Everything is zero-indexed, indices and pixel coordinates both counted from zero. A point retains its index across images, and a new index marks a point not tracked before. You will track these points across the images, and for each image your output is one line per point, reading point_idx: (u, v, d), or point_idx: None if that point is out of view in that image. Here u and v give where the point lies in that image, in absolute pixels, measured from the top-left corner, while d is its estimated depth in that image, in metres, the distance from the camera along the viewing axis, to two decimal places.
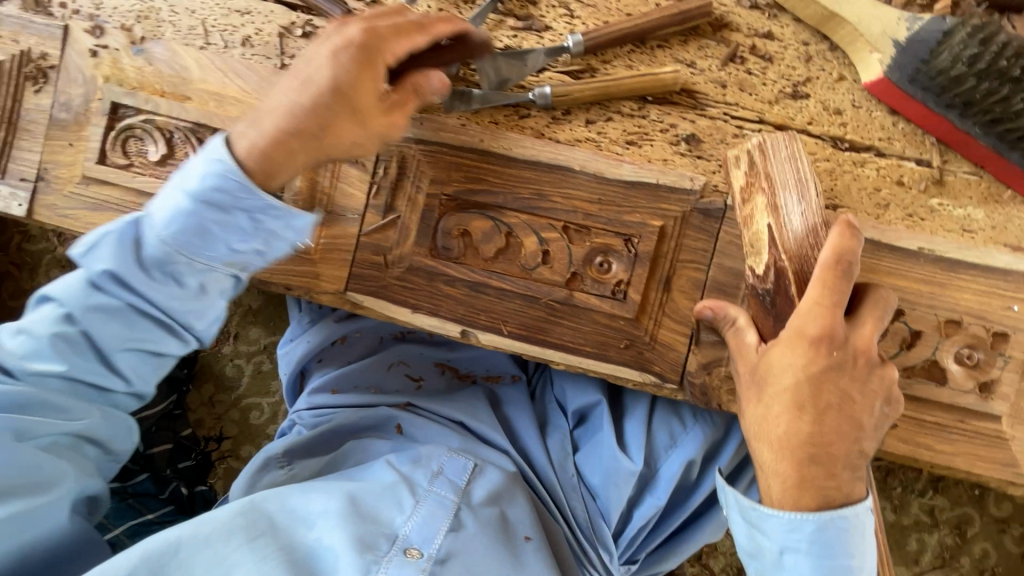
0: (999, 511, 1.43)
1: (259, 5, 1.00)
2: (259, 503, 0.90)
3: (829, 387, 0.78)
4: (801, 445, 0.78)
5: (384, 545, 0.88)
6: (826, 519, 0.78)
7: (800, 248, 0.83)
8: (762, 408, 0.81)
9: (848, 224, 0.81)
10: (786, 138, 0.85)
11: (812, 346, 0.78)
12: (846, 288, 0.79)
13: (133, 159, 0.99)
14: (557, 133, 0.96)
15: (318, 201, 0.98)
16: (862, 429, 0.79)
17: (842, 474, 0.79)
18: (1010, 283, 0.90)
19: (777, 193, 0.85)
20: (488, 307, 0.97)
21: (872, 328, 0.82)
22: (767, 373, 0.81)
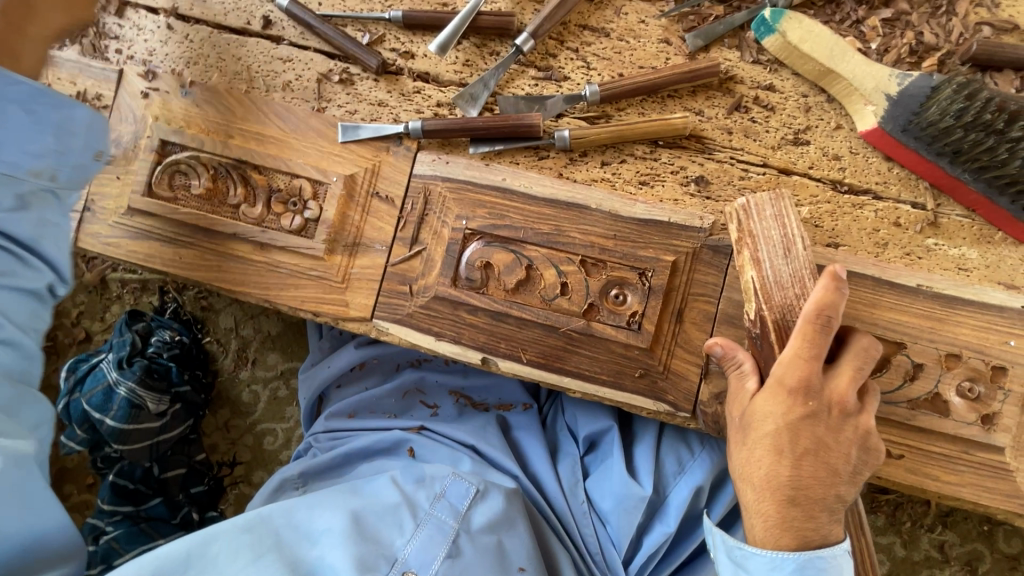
0: (1009, 547, 1.44)
1: (300, 53, 1.08)
2: (266, 521, 0.90)
3: (806, 433, 0.83)
4: (781, 488, 0.83)
5: (383, 567, 0.89)
6: (805, 559, 0.81)
7: (784, 300, 0.88)
8: (745, 451, 0.86)
9: (833, 277, 0.84)
10: (773, 197, 0.90)
11: (790, 395, 0.83)
12: (825, 342, 0.83)
13: (177, 192, 1.06)
14: (575, 173, 1.04)
15: (349, 234, 1.04)
16: (838, 474, 0.84)
17: (820, 516, 0.83)
18: (1006, 319, 0.95)
19: (760, 249, 0.90)
20: (509, 335, 1.01)
21: (849, 378, 0.85)
22: (751, 418, 0.86)
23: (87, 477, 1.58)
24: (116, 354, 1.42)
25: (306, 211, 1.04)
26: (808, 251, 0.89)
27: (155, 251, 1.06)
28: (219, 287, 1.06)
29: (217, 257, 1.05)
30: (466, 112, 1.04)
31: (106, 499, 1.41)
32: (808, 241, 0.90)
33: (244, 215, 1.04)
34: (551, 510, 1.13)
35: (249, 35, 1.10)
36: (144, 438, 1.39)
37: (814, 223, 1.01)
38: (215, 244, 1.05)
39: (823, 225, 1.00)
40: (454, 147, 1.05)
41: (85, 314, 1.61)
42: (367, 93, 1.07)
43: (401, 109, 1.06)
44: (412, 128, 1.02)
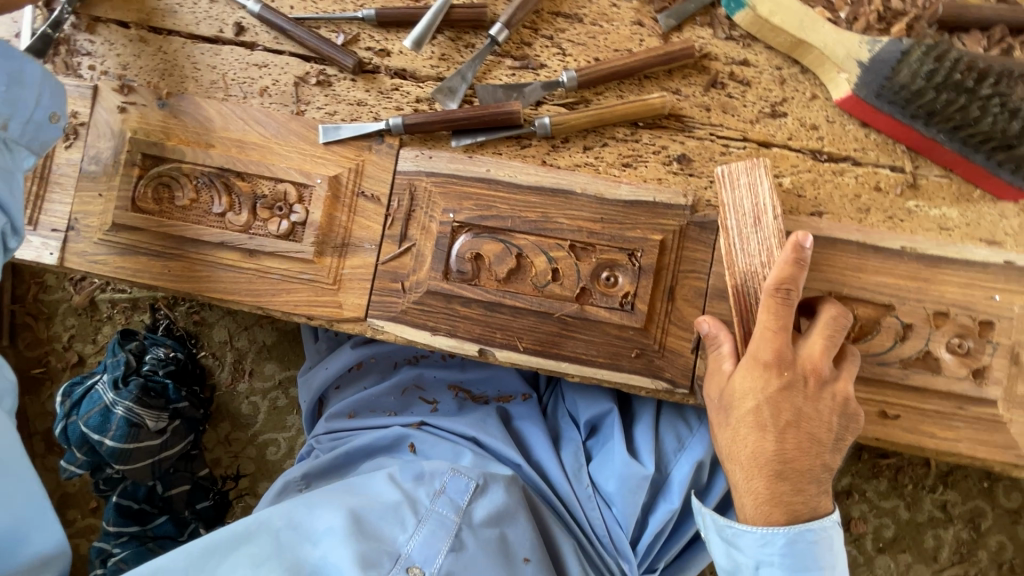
0: (1010, 502, 1.46)
1: (275, 58, 1.09)
2: (262, 530, 0.89)
3: (785, 406, 0.86)
4: (765, 464, 0.85)
5: (386, 562, 0.88)
6: (795, 532, 0.84)
7: (748, 266, 0.92)
8: (730, 431, 0.89)
9: (795, 248, 0.87)
10: (749, 166, 0.93)
11: (765, 371, 0.86)
12: (789, 314, 0.86)
13: (161, 204, 1.05)
14: (558, 160, 1.04)
15: (337, 235, 1.04)
16: (820, 443, 0.87)
17: (809, 489, 0.86)
18: (989, 275, 0.97)
19: (729, 219, 0.94)
20: (503, 325, 1.02)
21: (822, 350, 0.88)
22: (731, 396, 0.89)
23: (90, 501, 1.57)
24: (111, 374, 1.40)
25: (292, 214, 1.03)
26: (777, 221, 0.92)
27: (143, 266, 1.06)
28: (211, 297, 1.05)
29: (207, 268, 1.05)
30: (445, 106, 1.04)
31: (110, 520, 1.42)
32: (779, 211, 0.93)
33: (230, 222, 1.03)
34: (556, 496, 1.14)
35: (223, 42, 1.09)
36: (145, 457, 1.38)
37: (797, 193, 1.02)
38: (203, 254, 1.05)
39: (806, 195, 1.02)
40: (436, 141, 1.05)
41: (77, 336, 1.60)
42: (345, 93, 1.07)
43: (381, 107, 1.06)
44: (393, 124, 1.02)
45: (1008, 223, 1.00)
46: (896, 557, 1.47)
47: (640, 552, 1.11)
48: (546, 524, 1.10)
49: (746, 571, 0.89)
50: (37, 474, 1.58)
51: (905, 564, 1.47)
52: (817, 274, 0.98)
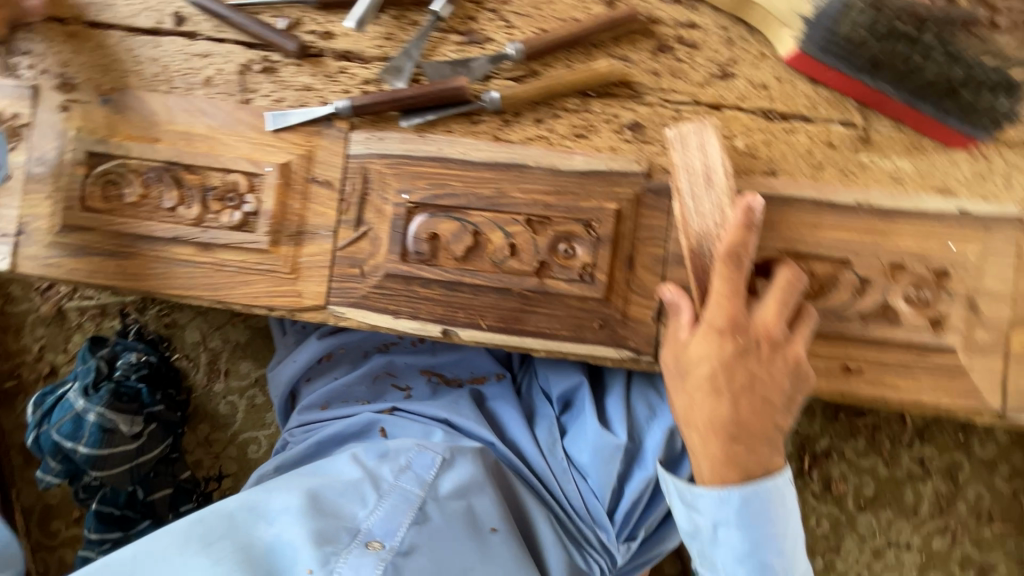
0: (985, 453, 1.48)
1: (218, 47, 1.07)
2: (217, 513, 0.91)
3: (740, 371, 0.88)
4: (720, 427, 0.87)
5: (344, 537, 0.89)
6: (749, 492, 0.87)
7: (701, 228, 0.92)
8: (687, 397, 0.90)
9: (747, 212, 0.87)
10: (698, 127, 0.94)
11: (720, 336, 0.88)
12: (740, 279, 0.88)
13: (111, 202, 1.04)
14: (510, 134, 1.03)
15: (292, 223, 1.03)
16: (773, 405, 0.89)
17: (762, 450, 0.89)
18: (943, 224, 0.97)
19: (681, 180, 0.94)
20: (465, 304, 1.01)
21: (775, 314, 0.90)
22: (688, 362, 0.90)
23: (72, 511, 1.56)
24: (82, 381, 1.38)
25: (245, 205, 1.02)
26: (729, 180, 0.92)
27: (97, 267, 1.04)
28: (168, 294, 1.04)
29: (162, 264, 1.04)
30: (392, 85, 1.03)
31: (93, 528, 1.42)
32: (730, 172, 0.93)
33: (182, 216, 1.03)
34: (530, 472, 1.15)
35: (163, 34, 1.08)
36: (122, 462, 1.36)
37: (750, 154, 1.02)
38: (158, 251, 1.04)
39: (760, 155, 1.01)
40: (386, 122, 1.04)
41: (47, 346, 1.58)
42: (291, 79, 1.06)
43: (328, 90, 1.05)
44: (340, 107, 1.01)
45: (961, 172, 1.00)
46: (878, 515, 1.49)
47: (618, 521, 1.12)
48: (519, 496, 1.10)
49: (706, 532, 0.92)
50: (17, 487, 1.57)
51: (887, 520, 1.48)
52: (773, 233, 0.98)
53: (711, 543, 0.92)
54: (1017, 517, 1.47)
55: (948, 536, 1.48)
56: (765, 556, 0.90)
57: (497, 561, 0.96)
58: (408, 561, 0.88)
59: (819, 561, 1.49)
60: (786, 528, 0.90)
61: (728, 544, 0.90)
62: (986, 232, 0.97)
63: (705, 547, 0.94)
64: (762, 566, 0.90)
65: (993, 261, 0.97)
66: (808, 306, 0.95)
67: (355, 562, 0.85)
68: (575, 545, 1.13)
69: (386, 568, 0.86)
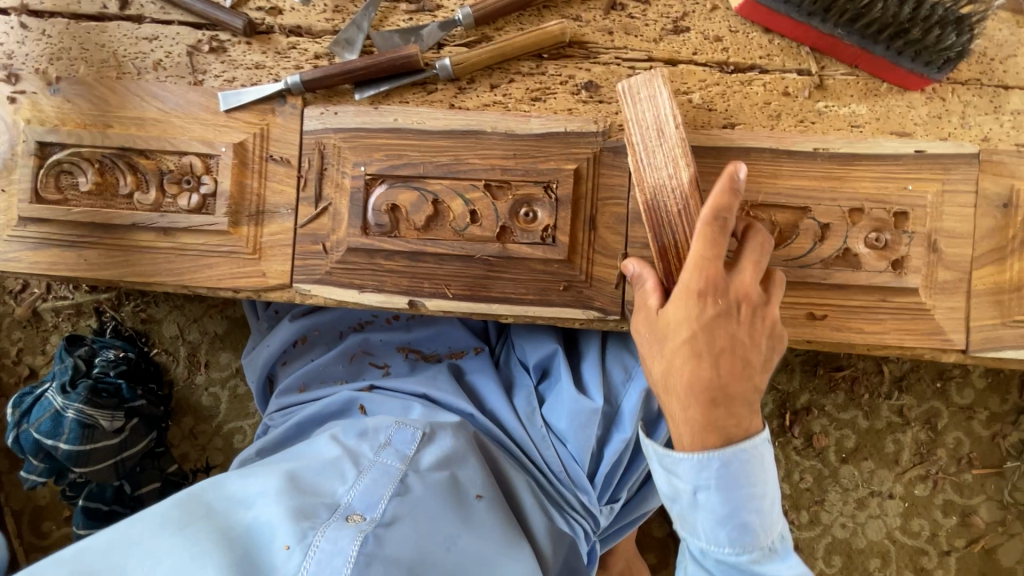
0: (963, 398, 1.39)
1: (165, 29, 1.06)
2: (193, 501, 0.88)
3: (721, 332, 0.81)
4: (701, 389, 0.81)
5: (324, 513, 0.87)
6: (729, 454, 0.80)
7: (656, 181, 0.90)
8: (664, 360, 0.83)
9: (731, 178, 0.83)
10: (648, 77, 0.90)
11: (699, 298, 0.81)
12: (722, 241, 0.83)
13: (67, 193, 1.03)
14: (465, 102, 1.03)
15: (251, 203, 1.02)
16: (752, 366, 0.83)
17: (742, 411, 0.83)
18: (901, 166, 0.97)
19: (633, 134, 0.91)
20: (430, 274, 1.01)
21: (751, 273, 0.85)
22: (665, 328, 0.84)
23: (62, 510, 1.56)
24: (58, 380, 1.36)
25: (202, 187, 1.02)
26: (680, 129, 0.89)
27: (58, 258, 1.04)
28: (132, 281, 1.04)
29: (123, 251, 1.03)
30: (343, 58, 1.02)
31: (83, 524, 1.43)
32: (681, 122, 0.90)
33: (139, 202, 1.02)
34: (512, 442, 1.14)
35: (109, 19, 1.07)
36: (105, 457, 1.36)
37: (707, 107, 1.01)
38: (119, 239, 1.03)
39: (716, 107, 1.01)
40: (340, 97, 1.03)
41: (25, 349, 1.57)
42: (241, 57, 1.04)
43: (279, 67, 1.04)
44: (291, 83, 1.00)
45: (917, 114, 1.00)
46: (859, 466, 1.41)
47: (598, 483, 1.13)
48: (502, 466, 1.09)
49: (687, 500, 0.84)
50: (4, 490, 1.57)
51: (868, 471, 1.40)
52: None
53: (692, 511, 0.84)
54: (999, 463, 1.38)
55: (930, 484, 1.39)
56: (749, 521, 0.81)
57: (483, 526, 0.96)
58: (390, 531, 0.86)
59: (803, 515, 1.41)
60: (770, 494, 0.83)
61: (710, 510, 0.82)
62: (945, 172, 0.97)
63: (686, 516, 0.85)
64: (746, 532, 0.81)
65: (952, 200, 0.97)
66: (776, 269, 0.91)
67: (333, 535, 0.82)
68: (558, 509, 1.13)
69: (365, 539, 0.83)
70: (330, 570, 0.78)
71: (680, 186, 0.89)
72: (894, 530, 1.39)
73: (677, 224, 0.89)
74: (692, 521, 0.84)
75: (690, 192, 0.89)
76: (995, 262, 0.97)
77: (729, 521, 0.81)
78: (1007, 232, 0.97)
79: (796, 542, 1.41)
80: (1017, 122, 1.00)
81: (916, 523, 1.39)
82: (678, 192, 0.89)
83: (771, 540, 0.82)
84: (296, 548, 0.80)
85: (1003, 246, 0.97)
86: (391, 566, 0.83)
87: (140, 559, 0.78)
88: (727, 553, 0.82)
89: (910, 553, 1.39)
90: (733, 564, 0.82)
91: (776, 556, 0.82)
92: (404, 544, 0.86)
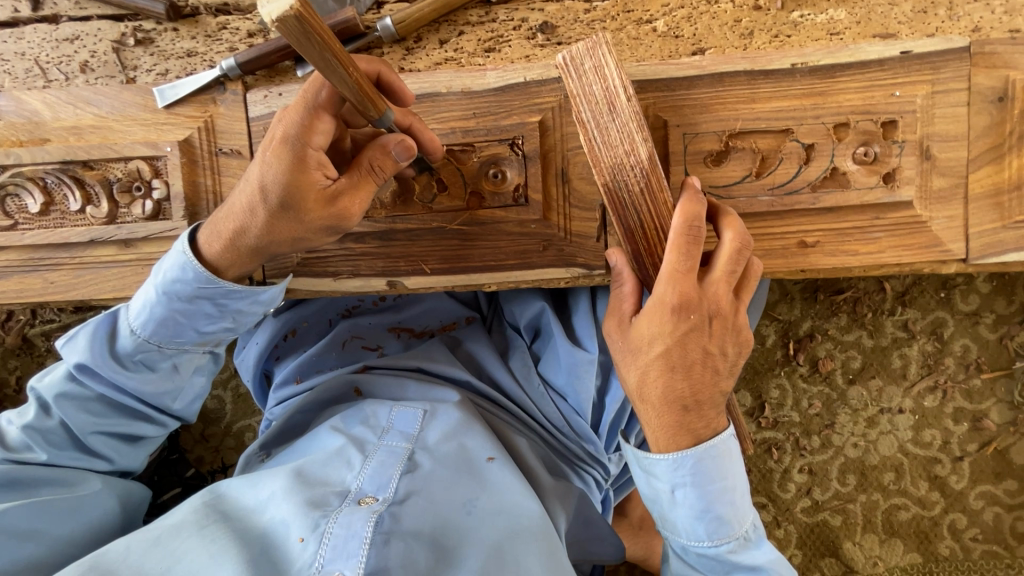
0: (968, 305, 1.36)
1: (84, 26, 0.99)
2: (214, 501, 0.90)
3: (693, 346, 0.78)
4: (674, 400, 0.78)
5: (335, 501, 0.86)
6: (701, 452, 0.79)
7: (613, 159, 0.83)
8: (639, 372, 0.79)
9: (692, 188, 0.81)
10: (590, 45, 0.81)
11: (673, 315, 0.77)
12: (697, 251, 0.78)
13: (17, 216, 0.99)
14: (416, 62, 0.97)
15: (207, 201, 0.98)
16: (720, 371, 0.80)
17: (710, 412, 0.81)
18: (887, 72, 0.90)
19: (582, 109, 0.83)
20: (404, 252, 0.98)
21: (726, 282, 0.80)
22: (639, 341, 0.79)
23: None
24: None
25: (153, 192, 0.97)
26: (632, 101, 0.81)
27: (23, 285, 1.01)
28: (101, 298, 1.01)
29: (88, 269, 1.00)
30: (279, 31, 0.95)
31: None
32: (632, 90, 0.82)
33: (92, 216, 0.98)
34: (515, 405, 1.12)
35: (23, 23, 0.99)
36: None
37: (673, 34, 0.94)
38: (81, 257, 1.00)
39: (683, 33, 0.94)
40: (282, 76, 0.97)
41: (24, 376, 1.48)
42: (171, 46, 0.98)
43: (213, 52, 0.97)
44: (226, 68, 0.93)
45: (900, 11, 0.92)
46: (867, 385, 1.40)
47: (604, 432, 1.11)
48: (506, 431, 1.08)
49: (665, 498, 0.83)
50: None
51: (876, 389, 1.39)
52: (708, 115, 0.93)
53: (671, 509, 0.83)
54: (1007, 364, 1.36)
55: (939, 394, 1.38)
56: (723, 514, 0.81)
57: (499, 488, 0.94)
58: (405, 508, 0.86)
59: (814, 440, 1.42)
60: (741, 487, 0.82)
61: (688, 507, 0.81)
62: (934, 71, 0.90)
63: (667, 514, 0.84)
64: (723, 525, 0.81)
65: (943, 102, 0.91)
66: (752, 258, 0.85)
67: (346, 519, 0.82)
68: (567, 463, 1.13)
69: (380, 519, 0.83)
70: (347, 553, 0.79)
71: (640, 162, 0.82)
72: (905, 444, 1.39)
73: (639, 206, 0.83)
74: (671, 520, 0.83)
75: (649, 169, 0.82)
76: (992, 161, 0.92)
77: (706, 515, 0.81)
78: (1004, 128, 0.91)
79: (809, 467, 1.42)
80: (1010, 6, 0.91)
81: (928, 434, 1.39)
82: (638, 169, 0.82)
83: (745, 528, 0.82)
84: (310, 538, 0.81)
85: (1000, 143, 0.91)
86: (411, 538, 0.84)
87: (159, 558, 0.80)
88: (705, 546, 0.82)
89: (923, 463, 1.39)
90: (712, 555, 0.82)
91: (751, 544, 0.83)
92: (421, 517, 0.87)
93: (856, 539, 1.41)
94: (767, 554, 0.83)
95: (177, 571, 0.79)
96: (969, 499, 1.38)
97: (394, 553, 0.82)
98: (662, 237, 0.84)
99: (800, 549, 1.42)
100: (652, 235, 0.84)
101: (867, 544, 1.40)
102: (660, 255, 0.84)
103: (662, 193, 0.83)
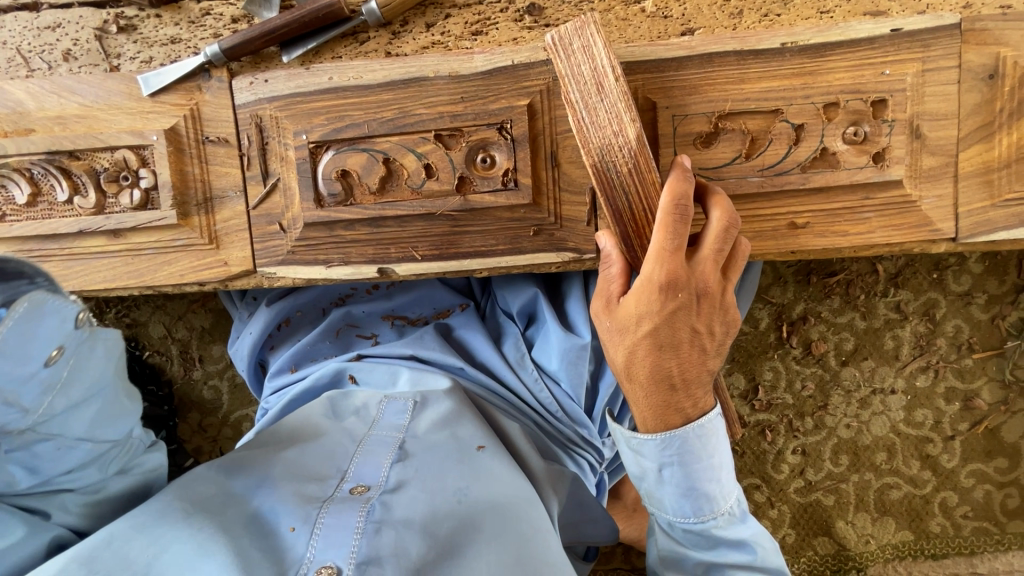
0: (960, 286, 1.36)
1: (65, 14, 0.97)
2: (195, 487, 0.87)
3: (681, 325, 0.78)
4: (661, 379, 0.79)
5: (327, 491, 0.87)
6: (686, 431, 0.80)
7: (601, 140, 0.83)
8: (627, 352, 0.80)
9: (681, 167, 0.80)
10: (578, 25, 0.81)
11: (661, 293, 0.77)
12: (685, 230, 0.78)
13: (4, 208, 0.99)
14: (402, 47, 0.96)
15: (196, 189, 0.98)
16: (707, 350, 0.81)
17: (697, 392, 0.82)
18: (877, 50, 0.89)
19: (571, 90, 0.83)
20: (395, 238, 0.98)
21: (713, 261, 0.80)
22: (626, 321, 0.79)
23: None
24: None
25: (141, 181, 0.97)
26: (620, 81, 0.81)
27: None
28: (92, 289, 1.01)
29: (79, 260, 1.00)
30: (262, 17, 0.94)
31: None
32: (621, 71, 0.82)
33: (80, 207, 0.97)
34: (508, 394, 1.13)
35: (4, 12, 0.98)
36: None
37: (662, 15, 0.94)
38: (71, 248, 1.00)
39: (672, 13, 0.93)
40: (268, 61, 0.96)
41: None
42: (154, 33, 0.97)
43: (197, 39, 0.96)
44: (210, 54, 0.92)
45: None
46: (860, 366, 1.41)
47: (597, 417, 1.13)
48: (497, 419, 1.09)
49: (653, 477, 0.84)
50: None
51: (869, 370, 1.40)
52: (696, 96, 0.92)
53: (659, 487, 0.84)
54: (999, 344, 1.37)
55: (931, 374, 1.39)
56: (709, 491, 0.82)
57: (491, 475, 0.94)
58: (398, 496, 0.86)
59: (807, 422, 1.43)
60: (726, 464, 0.83)
61: (675, 485, 0.82)
62: (924, 49, 0.89)
63: (654, 493, 0.85)
64: (708, 502, 0.82)
65: (933, 80, 0.90)
66: (740, 238, 0.85)
67: (337, 510, 0.83)
68: (561, 448, 1.14)
69: (372, 507, 0.84)
70: (338, 543, 0.79)
71: (627, 143, 0.82)
72: (897, 424, 1.41)
73: (628, 188, 0.83)
74: (659, 497, 0.84)
75: (637, 149, 0.82)
76: (982, 140, 0.92)
77: (692, 493, 0.82)
78: (994, 106, 0.91)
79: (803, 448, 1.43)
80: None
81: (920, 414, 1.40)
82: (626, 150, 0.82)
83: (730, 505, 0.84)
84: (301, 528, 0.82)
85: (990, 121, 0.91)
86: (403, 527, 0.82)
87: (145, 545, 0.77)
88: (692, 522, 0.83)
89: (915, 443, 1.40)
90: (698, 531, 0.83)
91: (736, 519, 0.84)
92: (413, 505, 0.86)
93: (848, 518, 1.42)
94: (750, 528, 0.85)
95: (165, 558, 0.76)
96: (960, 476, 1.40)
97: (385, 543, 0.80)
98: (650, 220, 0.84)
99: (794, 528, 1.44)
100: (640, 217, 0.84)
101: (860, 522, 1.42)
102: (649, 237, 0.84)
103: (650, 175, 0.82)
